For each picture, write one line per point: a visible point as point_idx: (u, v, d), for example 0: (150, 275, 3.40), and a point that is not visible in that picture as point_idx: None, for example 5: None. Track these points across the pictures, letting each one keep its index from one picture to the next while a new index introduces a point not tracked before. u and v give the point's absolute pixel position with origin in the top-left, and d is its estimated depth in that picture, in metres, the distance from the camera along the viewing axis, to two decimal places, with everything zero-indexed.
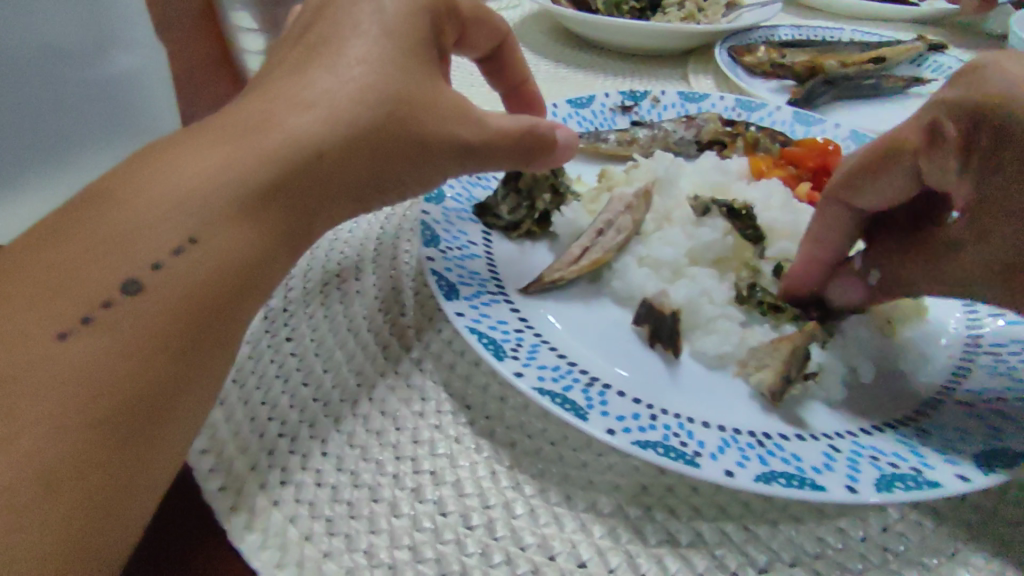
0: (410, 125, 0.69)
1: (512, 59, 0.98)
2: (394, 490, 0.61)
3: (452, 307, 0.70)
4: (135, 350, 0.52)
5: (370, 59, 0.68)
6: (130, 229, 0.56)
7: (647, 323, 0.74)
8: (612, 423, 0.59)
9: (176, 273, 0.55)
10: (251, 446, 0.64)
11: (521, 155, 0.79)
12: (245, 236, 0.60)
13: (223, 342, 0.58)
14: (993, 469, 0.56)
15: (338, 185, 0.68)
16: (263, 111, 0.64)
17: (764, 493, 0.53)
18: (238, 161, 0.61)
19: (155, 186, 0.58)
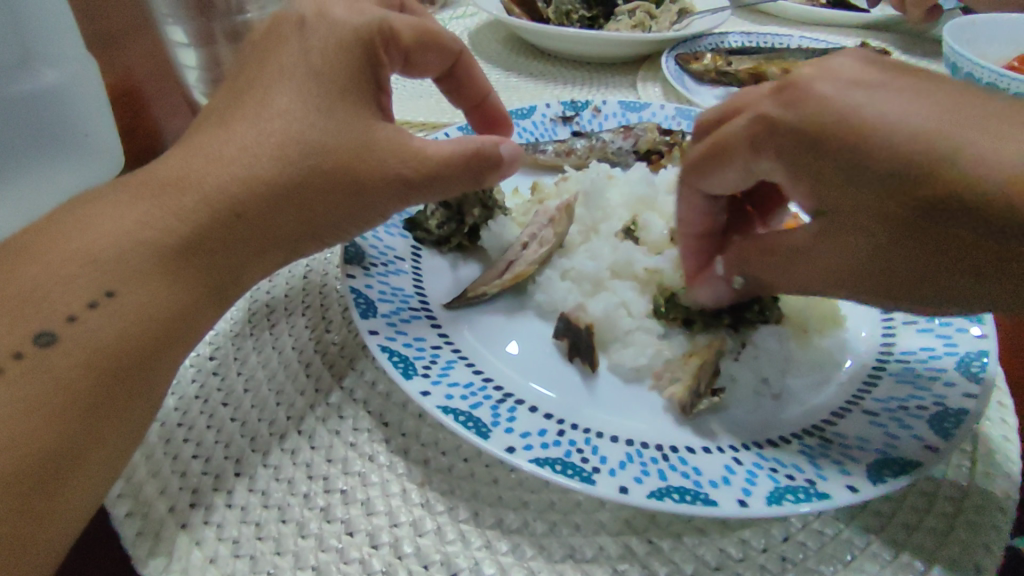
0: (336, 174, 0.64)
1: (472, 75, 0.88)
2: (303, 510, 0.62)
3: (367, 325, 0.70)
4: (41, 407, 0.52)
5: (291, 111, 0.64)
6: (44, 285, 0.56)
7: (566, 337, 0.75)
8: (515, 440, 0.60)
9: (88, 328, 0.55)
10: (163, 469, 0.63)
11: (474, 179, 0.69)
12: (159, 293, 0.59)
13: (142, 397, 0.57)
14: (881, 480, 0.58)
15: (266, 238, 0.65)
16: (183, 169, 0.63)
17: (656, 509, 0.55)
18: (153, 220, 0.61)
19: (73, 239, 0.59)
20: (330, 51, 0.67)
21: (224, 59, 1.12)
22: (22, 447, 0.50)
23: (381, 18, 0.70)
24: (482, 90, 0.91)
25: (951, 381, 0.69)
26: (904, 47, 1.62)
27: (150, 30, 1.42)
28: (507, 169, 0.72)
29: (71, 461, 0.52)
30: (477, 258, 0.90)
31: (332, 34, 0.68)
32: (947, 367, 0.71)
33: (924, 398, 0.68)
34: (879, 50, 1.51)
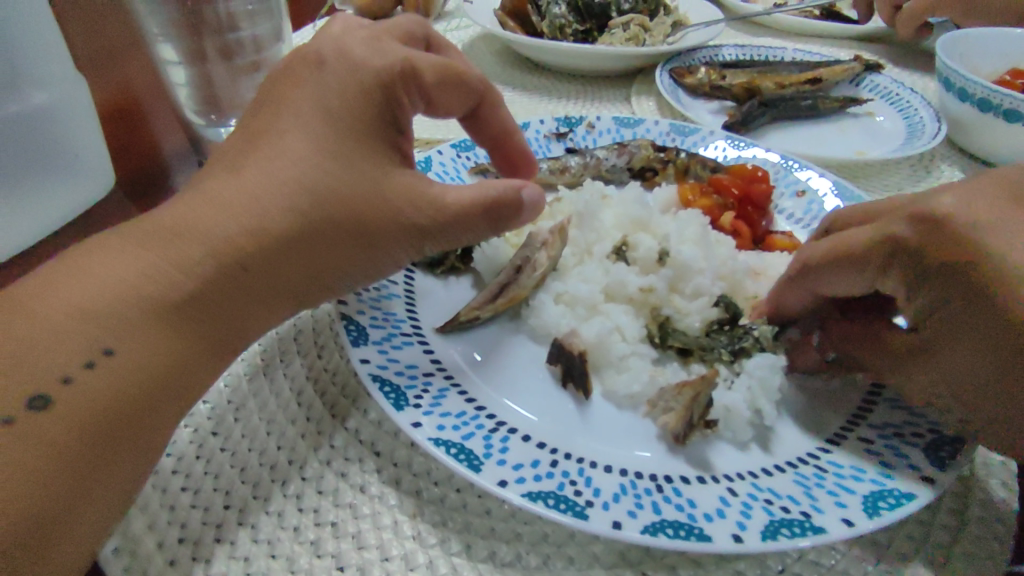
0: (348, 226, 0.63)
1: (493, 115, 0.86)
2: (293, 544, 0.61)
3: (358, 354, 0.69)
4: (32, 474, 0.47)
5: (300, 155, 0.61)
6: (37, 343, 0.52)
7: (560, 363, 0.74)
8: (507, 473, 0.60)
9: (85, 388, 0.51)
10: (151, 502, 0.62)
11: (488, 225, 0.70)
12: (162, 351, 0.55)
13: (139, 459, 0.54)
14: (878, 513, 0.57)
15: (274, 291, 0.62)
16: (186, 216, 0.59)
17: (650, 545, 0.54)
18: (156, 273, 0.57)
19: (72, 294, 0.54)
20: (346, 96, 0.65)
21: (215, 77, 1.12)
22: (8, 518, 0.46)
23: (403, 59, 0.68)
24: (504, 127, 0.88)
25: None
26: (897, 60, 1.63)
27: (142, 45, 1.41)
28: (524, 214, 0.73)
29: (60, 530, 0.48)
30: (470, 278, 0.90)
31: (338, 67, 0.66)
32: None
33: (918, 424, 0.67)
34: (872, 63, 1.51)
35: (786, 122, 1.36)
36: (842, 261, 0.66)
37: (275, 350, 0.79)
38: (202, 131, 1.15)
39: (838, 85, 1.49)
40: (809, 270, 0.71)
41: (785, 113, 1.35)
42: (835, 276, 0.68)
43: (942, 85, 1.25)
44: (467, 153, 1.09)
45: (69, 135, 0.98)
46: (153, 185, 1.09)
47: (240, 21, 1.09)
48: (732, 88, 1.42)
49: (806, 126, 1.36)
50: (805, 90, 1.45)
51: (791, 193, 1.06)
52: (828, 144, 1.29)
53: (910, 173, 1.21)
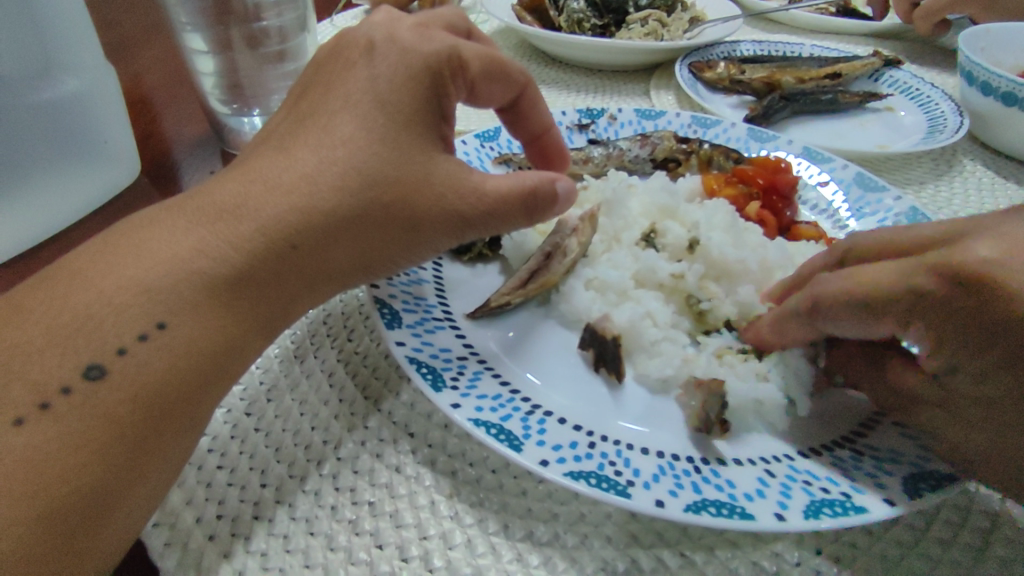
0: (395, 208, 0.62)
1: (532, 108, 0.86)
2: (331, 522, 0.61)
3: (393, 336, 0.70)
4: (88, 441, 0.49)
5: (355, 140, 0.62)
6: (96, 312, 0.53)
7: (592, 348, 0.75)
8: (548, 453, 0.60)
9: (138, 360, 0.52)
10: (188, 480, 0.63)
11: (526, 218, 0.70)
12: (211, 324, 0.56)
13: (186, 433, 0.54)
14: (920, 494, 0.57)
15: (324, 271, 0.62)
16: (239, 196, 0.60)
17: (693, 523, 0.54)
18: (209, 248, 0.57)
19: (128, 267, 0.55)
20: (395, 83, 0.65)
21: (242, 64, 1.12)
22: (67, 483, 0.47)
23: (451, 47, 0.68)
24: (538, 125, 0.88)
25: None
26: (915, 57, 1.63)
27: (164, 36, 1.42)
28: (560, 206, 0.73)
29: (113, 495, 0.49)
30: (498, 265, 0.90)
31: (380, 51, 0.66)
32: None
33: None
34: (890, 59, 1.51)
35: (808, 116, 1.36)
36: (864, 310, 0.58)
37: (315, 335, 0.79)
38: (226, 120, 1.16)
39: (857, 82, 1.49)
40: (820, 310, 0.63)
41: (806, 107, 1.36)
42: (851, 320, 0.60)
43: (966, 80, 1.25)
44: (490, 143, 1.09)
45: (98, 120, 0.99)
46: (178, 172, 1.10)
47: (266, 12, 1.07)
48: (753, 82, 1.43)
49: (826, 121, 1.36)
50: (826, 84, 1.45)
51: (816, 183, 1.06)
52: (847, 138, 1.29)
53: (932, 167, 1.21)
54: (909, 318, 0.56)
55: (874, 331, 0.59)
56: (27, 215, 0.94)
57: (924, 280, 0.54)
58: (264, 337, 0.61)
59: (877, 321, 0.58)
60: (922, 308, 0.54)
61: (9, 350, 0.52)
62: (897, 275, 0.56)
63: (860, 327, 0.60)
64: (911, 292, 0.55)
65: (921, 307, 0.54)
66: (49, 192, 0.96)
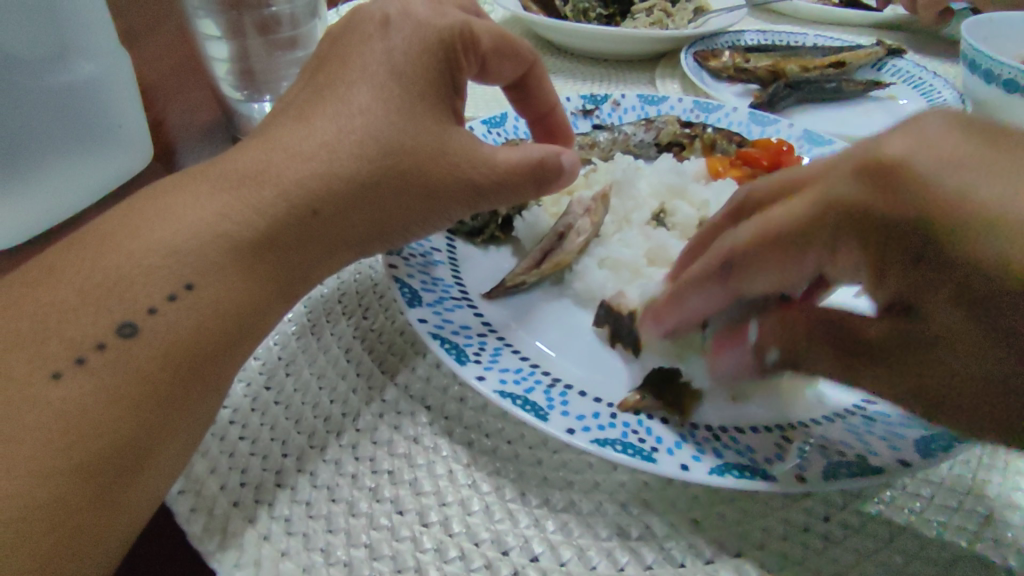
0: (412, 177, 0.64)
1: (540, 87, 0.87)
2: (352, 490, 0.63)
3: (415, 314, 0.71)
4: (124, 398, 0.50)
5: (374, 110, 0.63)
6: (125, 276, 0.55)
7: (607, 324, 0.77)
8: (573, 422, 0.62)
9: (168, 321, 0.54)
10: (212, 449, 0.64)
11: (535, 188, 0.72)
12: (236, 289, 0.57)
13: (213, 391, 0.55)
14: (934, 454, 0.59)
15: (342, 239, 0.64)
16: (262, 162, 0.61)
17: (717, 485, 0.57)
18: (233, 213, 0.58)
19: (154, 231, 0.57)
20: (413, 56, 0.66)
21: (253, 51, 1.14)
22: (102, 437, 0.49)
23: (463, 21, 0.70)
24: (545, 104, 0.89)
25: None
26: (919, 47, 1.64)
27: (172, 23, 1.43)
28: (568, 179, 0.74)
29: (148, 451, 0.50)
30: (510, 247, 0.92)
31: (396, 26, 0.68)
32: None
33: None
34: (895, 48, 1.52)
35: (811, 105, 1.38)
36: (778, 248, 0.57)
37: (331, 313, 0.80)
38: (238, 107, 1.16)
39: (861, 69, 1.50)
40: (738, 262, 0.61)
41: (810, 94, 1.38)
42: (771, 265, 0.58)
43: (968, 67, 1.26)
44: (497, 128, 1.10)
45: (115, 103, 1.00)
46: (190, 155, 1.11)
47: None
48: (757, 71, 1.44)
49: (830, 108, 1.38)
50: (829, 72, 1.47)
51: None
52: (852, 124, 1.31)
53: None
54: (836, 234, 0.52)
55: (804, 265, 0.56)
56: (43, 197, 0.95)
57: (851, 186, 0.51)
58: (284, 302, 0.62)
59: (803, 251, 0.55)
60: (859, 177, 0.50)
61: (40, 312, 0.53)
62: (845, 167, 0.52)
63: (781, 267, 0.58)
64: (863, 166, 0.50)
65: (844, 226, 0.51)
66: (63, 173, 0.97)
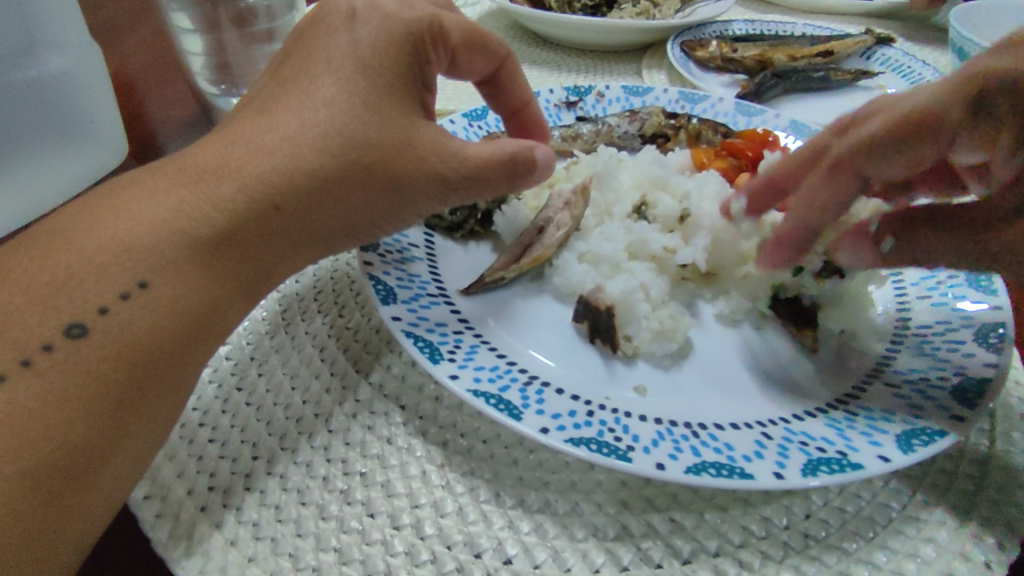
0: (377, 170, 0.62)
1: (512, 81, 0.85)
2: (323, 493, 0.61)
3: (389, 312, 0.69)
4: (74, 401, 0.49)
5: (337, 102, 0.61)
6: (76, 273, 0.53)
7: (586, 320, 0.75)
8: (547, 421, 0.61)
9: (121, 319, 0.52)
10: (180, 453, 0.63)
11: (507, 182, 0.70)
12: (192, 285, 0.55)
13: (173, 393, 0.54)
14: (914, 449, 0.59)
15: (306, 233, 0.62)
16: (221, 156, 0.60)
17: (693, 484, 0.56)
18: (189, 209, 0.57)
19: (107, 227, 0.55)
20: (378, 48, 0.64)
21: (229, 44, 1.12)
22: (51, 441, 0.47)
23: (431, 15, 0.68)
24: (519, 98, 0.87)
25: (970, 352, 0.71)
26: (910, 35, 1.62)
27: (151, 19, 1.40)
28: (540, 173, 0.73)
29: (101, 455, 0.49)
30: (490, 243, 0.90)
31: (364, 18, 0.66)
32: (965, 338, 0.73)
33: (945, 368, 0.70)
34: (883, 37, 1.51)
35: (798, 94, 1.37)
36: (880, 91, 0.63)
37: (307, 310, 0.79)
38: (215, 100, 1.15)
39: (850, 59, 1.49)
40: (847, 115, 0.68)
41: (798, 84, 1.36)
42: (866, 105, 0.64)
43: (957, 56, 1.25)
44: (479, 122, 1.08)
45: (87, 98, 0.98)
46: (165, 149, 1.08)
47: None
48: (744, 60, 1.43)
49: (818, 98, 1.36)
50: (818, 61, 1.45)
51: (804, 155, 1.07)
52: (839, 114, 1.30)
53: None
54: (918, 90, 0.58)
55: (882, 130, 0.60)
56: (14, 196, 0.92)
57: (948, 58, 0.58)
58: (247, 300, 0.61)
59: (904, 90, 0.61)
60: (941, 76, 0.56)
61: None
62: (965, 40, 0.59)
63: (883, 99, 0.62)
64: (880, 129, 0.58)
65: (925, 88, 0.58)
66: (33, 170, 0.95)
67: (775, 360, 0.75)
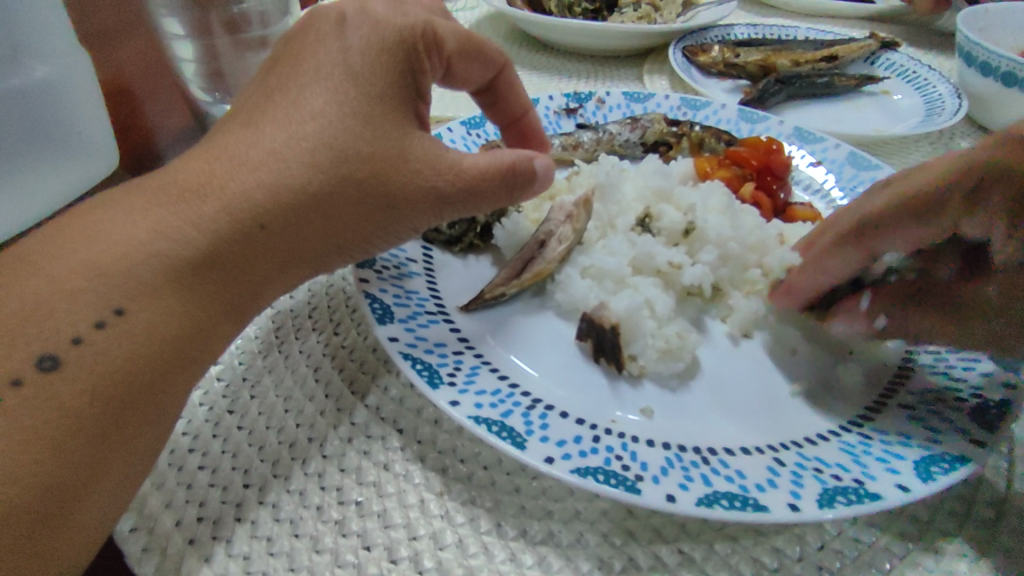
0: (370, 188, 0.60)
1: (511, 89, 0.83)
2: (317, 524, 0.59)
3: (385, 332, 0.67)
4: (46, 438, 0.46)
5: (326, 114, 0.59)
6: (45, 301, 0.50)
7: (590, 338, 0.73)
8: (552, 449, 0.58)
9: (95, 350, 0.50)
10: (167, 481, 0.60)
11: (507, 194, 0.67)
12: (172, 312, 0.53)
13: (153, 426, 0.51)
14: (934, 477, 0.57)
15: (296, 253, 0.59)
16: (205, 173, 0.57)
17: (705, 517, 0.53)
18: (170, 230, 0.55)
19: (81, 250, 0.53)
20: (369, 55, 0.62)
21: (220, 52, 1.10)
22: (19, 482, 0.44)
23: (425, 21, 0.65)
24: (519, 106, 0.84)
25: (988, 371, 0.69)
26: (914, 39, 1.60)
27: (142, 27, 1.37)
28: (542, 184, 0.70)
29: (74, 495, 0.46)
30: (490, 256, 0.88)
31: (354, 26, 0.63)
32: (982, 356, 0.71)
33: (962, 390, 0.68)
34: (887, 41, 1.48)
35: (801, 101, 1.35)
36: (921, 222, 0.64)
37: (301, 328, 0.76)
38: (208, 108, 1.12)
39: (853, 64, 1.47)
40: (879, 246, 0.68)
41: (801, 90, 1.34)
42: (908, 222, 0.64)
43: (964, 60, 1.23)
44: (477, 130, 1.05)
45: (72, 109, 0.95)
46: (158, 162, 1.06)
47: None
48: (747, 65, 1.40)
49: (822, 104, 1.34)
50: (821, 66, 1.43)
51: (808, 163, 1.05)
52: (845, 121, 1.27)
53: (930, 150, 1.19)
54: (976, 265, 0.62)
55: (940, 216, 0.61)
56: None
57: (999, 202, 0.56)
58: (233, 326, 0.58)
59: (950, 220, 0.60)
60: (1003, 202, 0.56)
61: None
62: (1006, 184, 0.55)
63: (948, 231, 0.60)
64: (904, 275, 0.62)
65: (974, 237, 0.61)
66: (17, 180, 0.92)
67: (781, 380, 0.73)
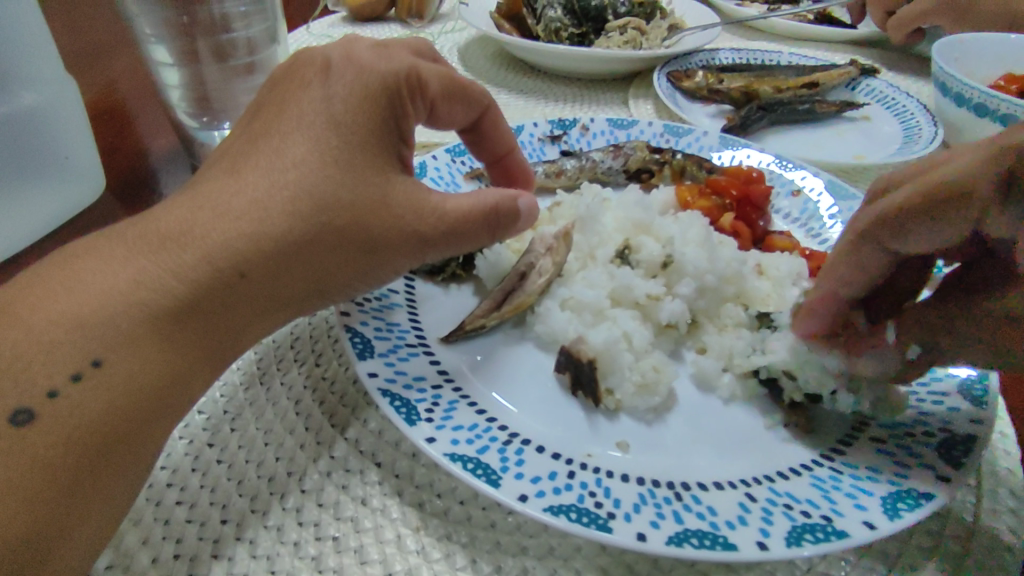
0: (350, 230, 0.61)
1: (497, 127, 0.84)
2: (293, 560, 0.59)
3: (365, 367, 0.68)
4: (21, 491, 0.47)
5: (306, 162, 0.60)
6: (23, 353, 0.51)
7: (568, 371, 0.74)
8: (526, 487, 0.59)
9: (71, 402, 0.50)
10: (145, 517, 0.60)
11: (489, 235, 0.69)
12: (150, 360, 0.54)
13: (129, 471, 0.52)
14: (899, 514, 0.58)
15: (276, 297, 0.60)
16: (185, 222, 0.58)
17: (675, 556, 0.54)
18: (150, 280, 0.55)
19: (59, 301, 0.53)
20: (352, 101, 0.63)
21: (207, 78, 1.10)
22: None
23: (409, 66, 0.67)
24: (503, 145, 0.86)
25: (955, 404, 0.71)
26: (893, 65, 1.63)
27: (132, 52, 1.38)
28: (523, 223, 0.72)
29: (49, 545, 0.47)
30: (472, 286, 0.89)
31: (337, 73, 0.64)
32: (949, 391, 0.73)
33: (930, 424, 0.69)
34: (867, 67, 1.52)
35: (783, 126, 1.36)
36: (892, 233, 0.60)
37: (283, 360, 0.77)
38: (195, 134, 1.12)
39: (833, 90, 1.49)
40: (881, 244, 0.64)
41: (782, 116, 1.36)
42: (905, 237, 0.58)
43: (939, 90, 1.25)
44: (462, 158, 1.06)
45: (56, 141, 0.95)
46: (144, 188, 1.06)
47: (234, 23, 1.07)
48: (731, 91, 1.42)
49: (804, 130, 1.37)
50: (801, 93, 1.46)
51: (786, 193, 1.07)
52: (825, 147, 1.29)
53: None
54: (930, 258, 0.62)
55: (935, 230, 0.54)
56: None
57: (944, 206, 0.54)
58: (211, 370, 0.59)
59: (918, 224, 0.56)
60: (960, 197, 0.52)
61: None
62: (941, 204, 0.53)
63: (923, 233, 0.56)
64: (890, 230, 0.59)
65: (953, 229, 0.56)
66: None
67: (755, 415, 0.74)
